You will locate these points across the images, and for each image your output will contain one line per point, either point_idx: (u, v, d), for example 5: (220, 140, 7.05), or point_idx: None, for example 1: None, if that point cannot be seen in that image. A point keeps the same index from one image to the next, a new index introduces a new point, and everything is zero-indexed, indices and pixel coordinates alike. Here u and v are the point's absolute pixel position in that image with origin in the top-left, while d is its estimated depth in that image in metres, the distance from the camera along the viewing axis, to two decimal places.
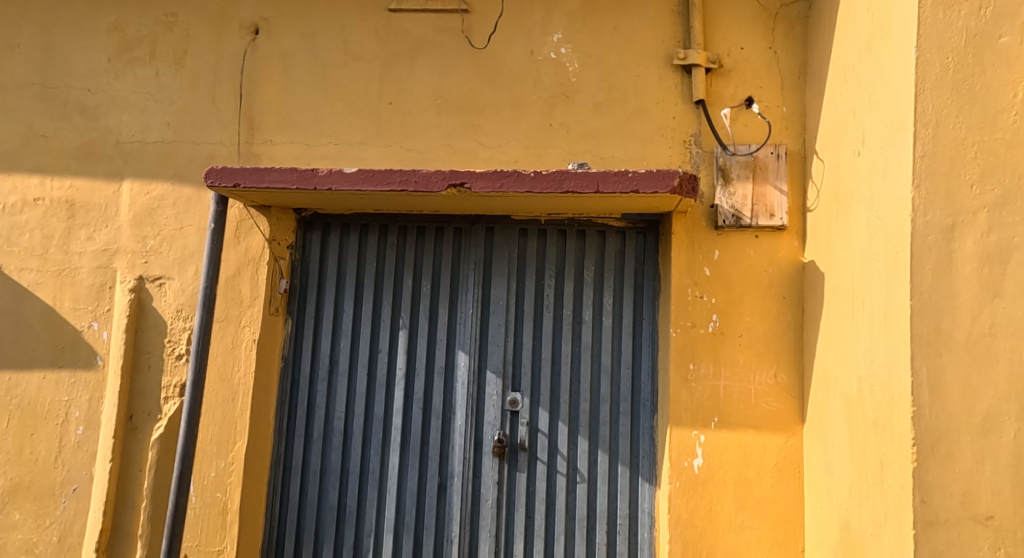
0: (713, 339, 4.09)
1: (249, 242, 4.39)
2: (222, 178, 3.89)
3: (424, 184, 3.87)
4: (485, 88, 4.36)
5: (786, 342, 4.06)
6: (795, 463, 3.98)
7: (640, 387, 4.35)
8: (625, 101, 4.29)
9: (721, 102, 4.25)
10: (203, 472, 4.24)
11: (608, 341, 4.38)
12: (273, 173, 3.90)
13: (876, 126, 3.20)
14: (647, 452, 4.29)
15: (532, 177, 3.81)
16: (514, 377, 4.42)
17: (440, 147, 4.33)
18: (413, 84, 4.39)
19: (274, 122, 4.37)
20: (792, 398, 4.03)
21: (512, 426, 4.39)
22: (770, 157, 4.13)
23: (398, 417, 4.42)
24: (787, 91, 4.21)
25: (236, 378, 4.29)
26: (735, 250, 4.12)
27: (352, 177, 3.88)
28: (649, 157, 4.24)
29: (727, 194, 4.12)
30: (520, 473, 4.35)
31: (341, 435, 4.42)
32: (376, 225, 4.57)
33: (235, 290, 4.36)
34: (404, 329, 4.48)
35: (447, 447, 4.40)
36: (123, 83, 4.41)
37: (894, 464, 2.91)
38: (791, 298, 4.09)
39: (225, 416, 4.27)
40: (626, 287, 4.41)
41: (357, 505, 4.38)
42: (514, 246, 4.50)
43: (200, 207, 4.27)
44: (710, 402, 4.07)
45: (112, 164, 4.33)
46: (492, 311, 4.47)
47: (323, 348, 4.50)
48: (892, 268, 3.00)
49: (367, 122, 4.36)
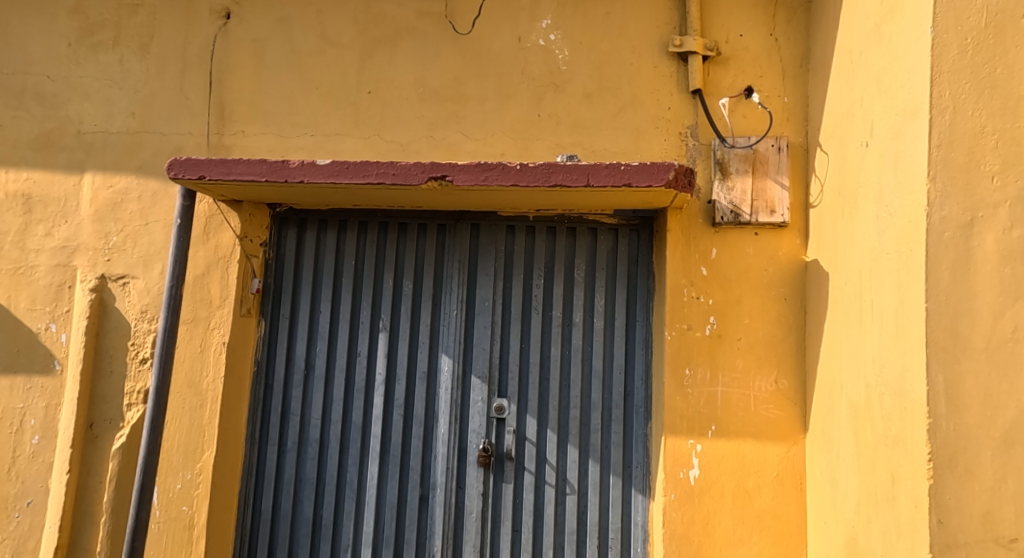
0: (711, 342, 3.86)
1: (219, 239, 4.15)
2: (186, 170, 3.63)
3: (403, 176, 3.62)
4: (469, 77, 4.13)
5: (787, 345, 3.84)
6: (796, 475, 3.76)
7: (633, 393, 4.11)
8: (618, 91, 4.06)
9: (719, 92, 4.01)
10: (169, 483, 3.99)
11: (599, 344, 4.15)
12: (242, 165, 3.65)
13: (888, 114, 2.97)
14: (641, 462, 4.06)
15: (518, 169, 3.57)
16: (500, 382, 4.19)
17: (422, 139, 4.10)
18: (394, 72, 4.15)
19: (246, 112, 4.13)
20: (793, 405, 3.80)
21: (498, 434, 4.15)
22: (771, 149, 3.91)
23: (377, 424, 4.18)
24: (788, 80, 3.98)
25: (204, 383, 4.05)
26: (734, 248, 3.90)
27: (326, 169, 3.64)
28: (642, 150, 4.01)
29: (726, 189, 3.89)
30: (506, 484, 4.11)
31: (317, 443, 4.18)
32: (355, 222, 4.33)
33: (204, 290, 4.11)
34: (384, 331, 4.24)
35: (429, 456, 4.17)
36: (84, 70, 4.16)
37: (907, 481, 2.68)
38: (792, 299, 3.86)
39: (192, 424, 4.02)
40: (619, 287, 4.18)
41: (334, 518, 4.15)
42: (501, 244, 4.26)
43: (167, 202, 4.03)
44: (707, 409, 3.84)
45: (73, 156, 4.08)
46: (477, 312, 4.23)
47: (299, 351, 4.25)
48: (904, 266, 2.77)
49: (345, 112, 4.13)
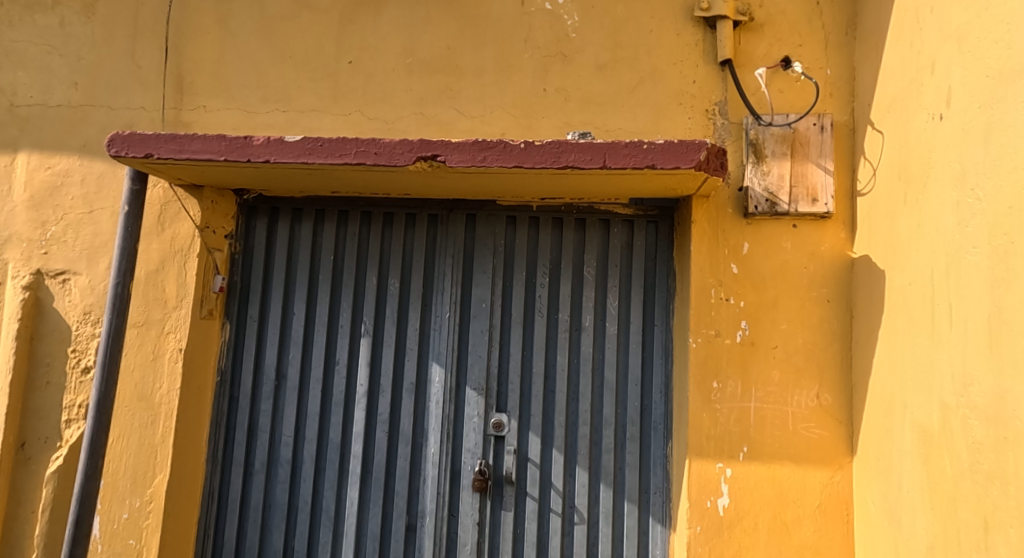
0: (742, 350, 3.34)
1: (175, 230, 3.60)
2: (130, 147, 3.07)
3: (387, 156, 3.09)
4: (465, 46, 3.60)
5: (830, 355, 3.31)
6: (841, 505, 3.23)
7: (651, 408, 3.59)
8: (635, 62, 3.53)
9: (752, 63, 3.48)
10: (113, 513, 3.45)
11: (612, 351, 3.62)
12: (196, 142, 3.09)
13: (973, 78, 2.50)
14: (659, 487, 3.54)
15: (522, 148, 3.04)
16: (499, 394, 3.66)
17: (410, 117, 3.57)
18: (378, 39, 3.62)
19: (209, 84, 3.60)
20: (837, 424, 3.28)
21: (496, 454, 3.63)
22: (813, 128, 3.38)
23: (358, 443, 3.65)
24: (832, 49, 3.44)
25: (157, 396, 3.50)
26: (769, 243, 3.38)
27: (296, 147, 3.09)
28: (663, 129, 3.49)
29: (760, 174, 3.36)
30: (505, 512, 3.59)
31: (289, 464, 3.65)
32: (334, 211, 3.79)
33: (159, 289, 3.57)
34: (367, 336, 3.71)
35: (417, 480, 3.64)
36: (20, 34, 3.62)
37: (1009, 530, 2.23)
38: (837, 301, 3.33)
39: (141, 444, 3.47)
40: (635, 287, 3.66)
41: (307, 550, 3.62)
42: (500, 237, 3.73)
43: (115, 186, 3.50)
44: (738, 428, 3.31)
45: (6, 132, 3.55)
46: (473, 315, 3.70)
47: (269, 359, 3.72)
48: (1002, 262, 2.32)
49: (322, 85, 3.60)
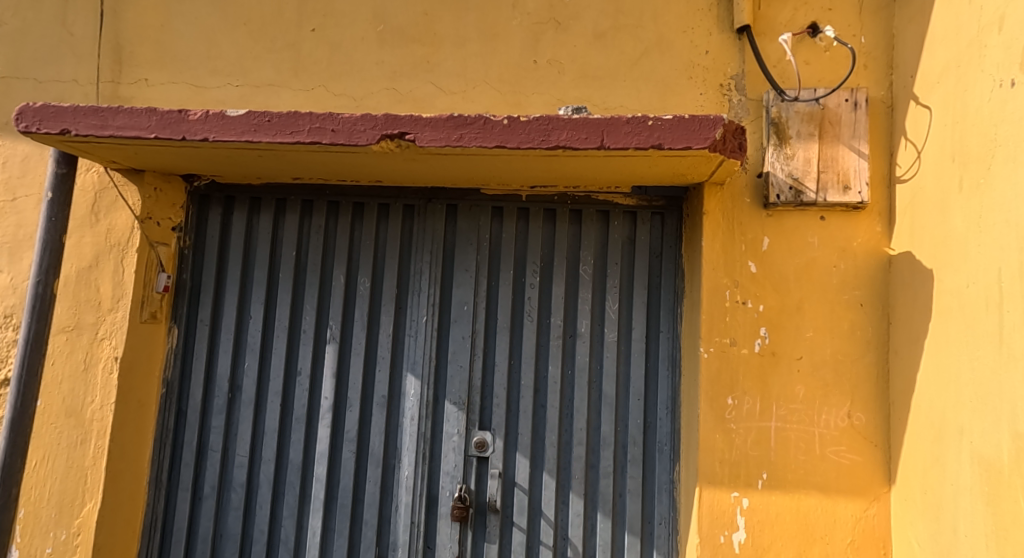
0: (761, 362, 2.88)
1: (112, 221, 3.16)
2: (43, 122, 2.62)
3: (347, 133, 2.63)
4: (444, 11, 3.14)
5: (864, 369, 2.84)
6: (877, 542, 2.77)
7: (656, 426, 3.13)
8: (639, 30, 3.07)
9: (775, 29, 3.00)
10: (35, 547, 3.02)
11: (612, 361, 3.17)
12: (122, 116, 2.64)
13: None
14: (665, 517, 3.08)
15: (505, 125, 2.58)
16: (482, 410, 3.21)
17: (382, 92, 3.12)
18: (345, 4, 3.16)
19: (150, 54, 3.15)
20: (871, 447, 2.81)
21: (479, 479, 3.17)
22: (844, 105, 2.91)
23: (321, 465, 3.20)
24: (867, 14, 2.97)
25: (88, 412, 3.06)
26: (793, 237, 2.91)
27: (240, 123, 2.64)
28: (671, 107, 3.03)
29: (783, 158, 2.90)
30: (488, 545, 3.13)
31: (242, 488, 3.20)
32: (297, 201, 3.34)
33: (91, 288, 3.12)
34: (332, 343, 3.26)
35: (389, 506, 3.19)
36: None
37: None
38: (872, 305, 2.86)
39: (69, 466, 3.04)
40: (638, 288, 3.20)
41: None
42: (485, 231, 3.28)
43: (41, 169, 3.08)
44: (756, 451, 2.85)
45: None
46: (453, 320, 3.25)
47: (221, 369, 3.27)
48: None
49: (281, 56, 3.14)
